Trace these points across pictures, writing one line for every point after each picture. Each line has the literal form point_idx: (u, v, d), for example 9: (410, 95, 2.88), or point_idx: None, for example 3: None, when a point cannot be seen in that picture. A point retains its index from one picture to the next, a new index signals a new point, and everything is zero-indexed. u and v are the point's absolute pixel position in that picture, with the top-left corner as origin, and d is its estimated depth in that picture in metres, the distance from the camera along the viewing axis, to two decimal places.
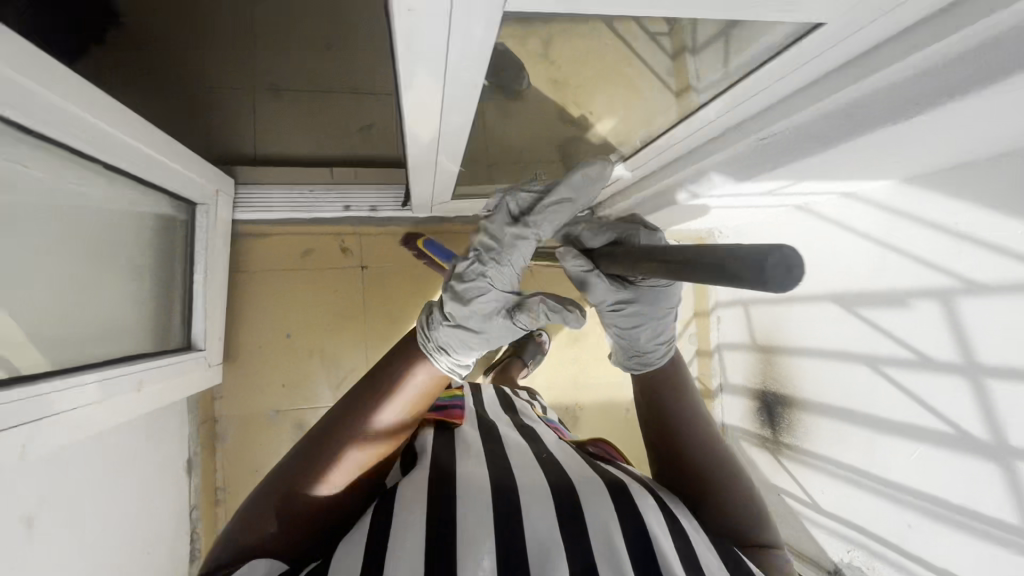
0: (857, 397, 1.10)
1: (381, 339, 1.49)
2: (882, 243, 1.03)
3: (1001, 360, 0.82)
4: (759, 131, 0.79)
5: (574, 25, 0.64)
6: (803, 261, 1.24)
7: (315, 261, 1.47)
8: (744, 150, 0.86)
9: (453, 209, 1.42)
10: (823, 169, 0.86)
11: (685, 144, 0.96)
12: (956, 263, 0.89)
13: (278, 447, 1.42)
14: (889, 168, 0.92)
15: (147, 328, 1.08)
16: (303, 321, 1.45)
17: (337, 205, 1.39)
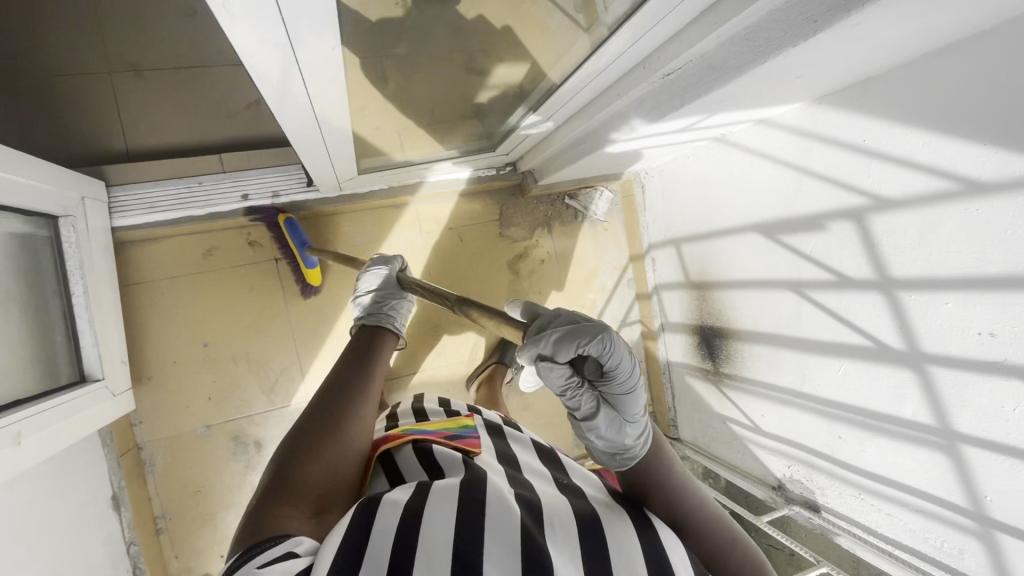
0: (785, 323, 1.13)
1: (311, 332, 1.39)
2: (796, 167, 1.02)
3: (909, 271, 0.84)
4: (663, 67, 0.74)
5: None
6: (725, 193, 1.23)
7: (218, 262, 1.32)
8: (651, 87, 0.81)
9: (364, 183, 1.31)
10: (732, 99, 0.82)
11: (590, 89, 0.90)
12: (865, 181, 0.89)
13: (217, 462, 1.34)
14: (798, 90, 0.90)
15: (29, 365, 0.96)
16: (219, 326, 1.33)
17: (231, 197, 1.25)
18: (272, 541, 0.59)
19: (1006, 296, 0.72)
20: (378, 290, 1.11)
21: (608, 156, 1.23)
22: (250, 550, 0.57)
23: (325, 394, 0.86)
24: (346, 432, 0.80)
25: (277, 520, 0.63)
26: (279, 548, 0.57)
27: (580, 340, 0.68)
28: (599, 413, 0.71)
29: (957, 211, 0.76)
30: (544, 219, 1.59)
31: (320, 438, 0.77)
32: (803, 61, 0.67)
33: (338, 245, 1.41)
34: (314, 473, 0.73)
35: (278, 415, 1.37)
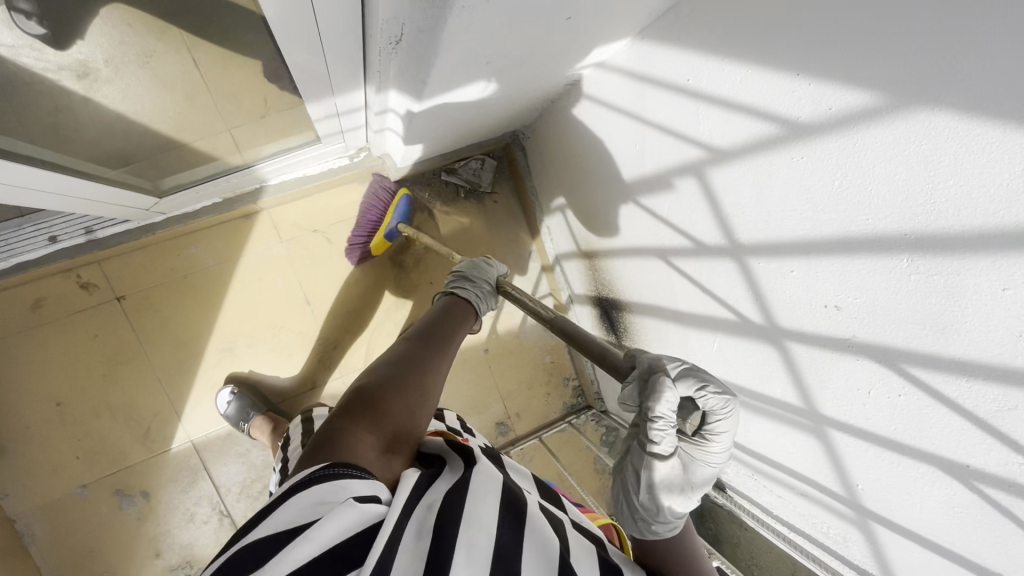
0: (662, 293, 0.99)
1: (176, 369, 1.29)
2: (637, 117, 0.86)
3: (752, 234, 0.70)
4: (381, 34, 0.58)
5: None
6: (590, 151, 1.07)
7: (54, 310, 1.21)
8: (395, 59, 0.65)
9: (187, 200, 1.19)
10: (502, 51, 0.65)
11: (347, 65, 0.73)
12: (698, 129, 0.73)
13: (102, 520, 1.25)
14: (601, 30, 0.73)
15: None
16: (72, 380, 1.23)
17: (37, 241, 1.12)
18: (353, 471, 0.48)
19: (845, 260, 0.58)
20: (470, 271, 0.90)
21: (448, 126, 1.06)
22: (332, 469, 0.47)
23: (416, 335, 0.69)
24: (432, 369, 0.64)
25: (347, 442, 0.51)
26: (365, 483, 0.47)
27: (705, 384, 0.63)
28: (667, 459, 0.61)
29: (784, 161, 0.61)
30: (424, 200, 1.43)
31: (392, 383, 0.60)
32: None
33: (186, 271, 1.28)
34: (396, 407, 0.58)
35: (162, 459, 1.29)
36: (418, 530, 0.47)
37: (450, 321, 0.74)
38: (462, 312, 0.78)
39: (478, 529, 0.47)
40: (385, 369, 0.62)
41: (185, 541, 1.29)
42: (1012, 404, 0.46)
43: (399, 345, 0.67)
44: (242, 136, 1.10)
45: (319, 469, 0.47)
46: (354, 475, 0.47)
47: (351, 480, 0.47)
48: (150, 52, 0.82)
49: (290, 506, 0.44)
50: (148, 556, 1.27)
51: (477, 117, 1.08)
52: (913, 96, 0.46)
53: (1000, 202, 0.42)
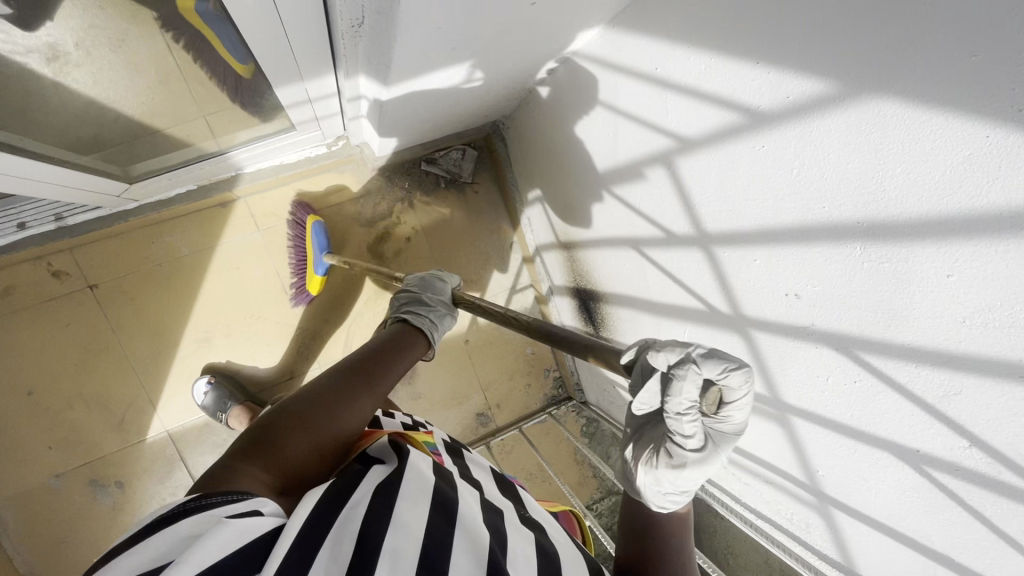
0: (636, 283, 1.00)
1: (151, 359, 1.28)
2: (609, 105, 0.86)
3: (719, 224, 0.71)
4: (342, 16, 0.58)
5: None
6: (566, 140, 1.07)
7: (25, 298, 1.19)
8: (359, 43, 0.64)
9: (161, 186, 1.18)
10: (469, 35, 0.65)
11: (314, 49, 0.72)
12: (666, 118, 0.73)
13: (76, 510, 1.24)
14: (570, 17, 0.73)
15: None
16: (43, 369, 1.21)
17: (5, 227, 1.10)
18: (229, 496, 0.45)
19: (803, 249, 0.59)
20: (427, 291, 0.92)
21: (424, 114, 1.06)
22: (203, 500, 0.44)
23: (341, 367, 0.67)
24: (343, 402, 0.61)
25: (233, 475, 0.49)
26: (245, 505, 0.45)
27: (728, 364, 0.51)
28: (694, 448, 0.56)
29: (746, 150, 0.62)
30: (404, 190, 1.42)
31: (298, 416, 0.57)
32: None
33: (161, 260, 1.26)
34: (295, 442, 0.55)
35: (136, 449, 1.28)
36: (328, 547, 0.44)
37: (387, 353, 0.71)
38: (414, 337, 0.78)
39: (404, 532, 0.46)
40: (297, 402, 0.59)
41: None
42: (957, 388, 0.47)
43: (321, 379, 0.64)
44: (214, 120, 1.08)
45: (186, 500, 0.43)
46: (230, 498, 0.45)
47: (231, 505, 0.44)
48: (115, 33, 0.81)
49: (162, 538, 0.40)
50: None
51: (453, 105, 1.08)
52: (863, 84, 0.46)
53: (944, 188, 0.42)
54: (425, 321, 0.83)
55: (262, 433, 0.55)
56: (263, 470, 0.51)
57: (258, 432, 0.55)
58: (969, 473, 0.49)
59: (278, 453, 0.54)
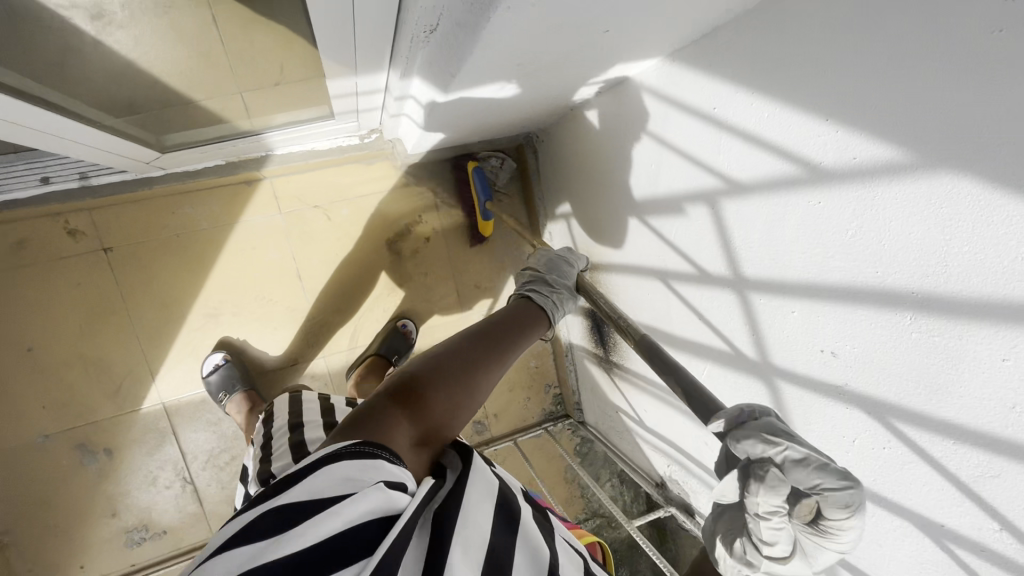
0: (657, 314, 1.00)
1: (156, 329, 1.26)
2: (656, 136, 0.86)
3: (759, 270, 0.70)
4: (416, 22, 0.57)
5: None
6: (604, 164, 1.07)
7: (37, 253, 1.17)
8: (425, 48, 0.64)
9: (190, 158, 1.17)
10: (535, 56, 0.65)
11: (375, 47, 0.72)
12: (715, 158, 0.73)
13: (61, 473, 1.23)
14: (632, 48, 0.73)
15: None
16: (47, 325, 1.19)
17: (28, 180, 1.08)
18: (382, 451, 0.49)
19: (848, 309, 0.58)
20: (553, 272, 0.92)
21: (465, 120, 1.05)
22: (359, 447, 0.48)
23: (475, 331, 0.67)
24: (491, 370, 0.63)
25: (387, 425, 0.53)
26: (394, 471, 0.48)
27: (791, 454, 0.49)
28: (785, 555, 0.49)
29: (801, 203, 0.61)
30: (430, 189, 1.42)
31: (443, 377, 0.59)
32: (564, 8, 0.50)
33: (179, 231, 1.25)
34: (442, 401, 0.58)
35: (129, 418, 1.26)
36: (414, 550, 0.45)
37: (516, 329, 0.71)
38: (533, 316, 0.77)
39: (473, 528, 0.47)
40: (447, 358, 0.62)
41: (142, 504, 1.29)
42: (996, 471, 0.47)
43: (462, 336, 0.66)
44: (251, 100, 1.06)
45: (358, 442, 0.49)
46: (377, 455, 0.48)
47: (379, 468, 0.47)
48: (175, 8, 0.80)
49: (315, 479, 0.44)
50: (104, 515, 1.27)
51: (495, 115, 1.07)
52: (940, 159, 0.46)
53: (1013, 275, 0.42)
54: (545, 301, 0.81)
55: (413, 385, 0.58)
56: (410, 426, 0.55)
57: (410, 379, 0.59)
58: (996, 557, 0.49)
59: (426, 410, 0.57)
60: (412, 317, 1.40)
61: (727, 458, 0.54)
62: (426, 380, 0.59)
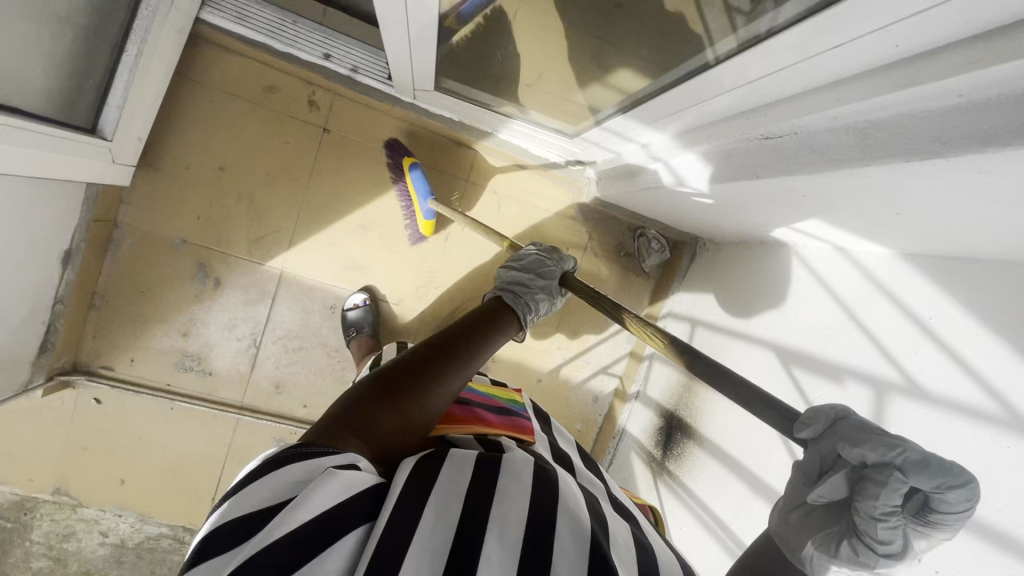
0: (750, 452, 1.05)
1: (318, 211, 1.37)
2: (850, 310, 0.93)
3: None
4: (767, 128, 0.67)
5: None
6: (770, 300, 1.14)
7: (275, 103, 1.31)
8: (744, 145, 0.74)
9: (439, 103, 1.28)
10: (824, 200, 0.73)
11: (689, 117, 0.83)
12: (910, 359, 0.79)
13: (174, 275, 1.33)
14: (892, 235, 0.80)
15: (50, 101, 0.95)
16: (243, 159, 1.32)
17: (315, 49, 1.22)
18: (318, 455, 0.50)
19: (988, 550, 0.63)
20: (523, 270, 0.92)
21: (677, 201, 1.16)
22: (305, 448, 0.50)
23: (423, 347, 0.67)
24: (451, 369, 0.66)
25: (339, 439, 0.53)
26: (345, 458, 0.50)
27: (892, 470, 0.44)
28: (896, 555, 0.45)
29: (983, 438, 0.67)
30: (589, 232, 1.52)
31: (382, 397, 0.59)
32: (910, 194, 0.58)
33: (385, 148, 1.38)
34: (394, 415, 0.58)
35: (251, 268, 1.36)
36: (428, 513, 0.50)
37: (479, 342, 0.71)
38: (501, 315, 0.80)
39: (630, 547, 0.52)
40: (381, 377, 0.61)
41: (210, 341, 1.37)
42: None
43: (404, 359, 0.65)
44: (503, 86, 1.17)
45: (291, 445, 0.51)
46: (327, 453, 0.50)
47: (334, 457, 0.50)
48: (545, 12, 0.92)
49: (270, 477, 0.48)
50: (175, 330, 1.35)
51: (701, 211, 1.17)
52: None
53: None
54: (522, 300, 0.86)
55: (360, 399, 0.58)
56: (365, 441, 0.55)
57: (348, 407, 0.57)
58: None
59: (376, 424, 0.57)
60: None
61: (822, 457, 0.49)
62: (362, 401, 0.58)
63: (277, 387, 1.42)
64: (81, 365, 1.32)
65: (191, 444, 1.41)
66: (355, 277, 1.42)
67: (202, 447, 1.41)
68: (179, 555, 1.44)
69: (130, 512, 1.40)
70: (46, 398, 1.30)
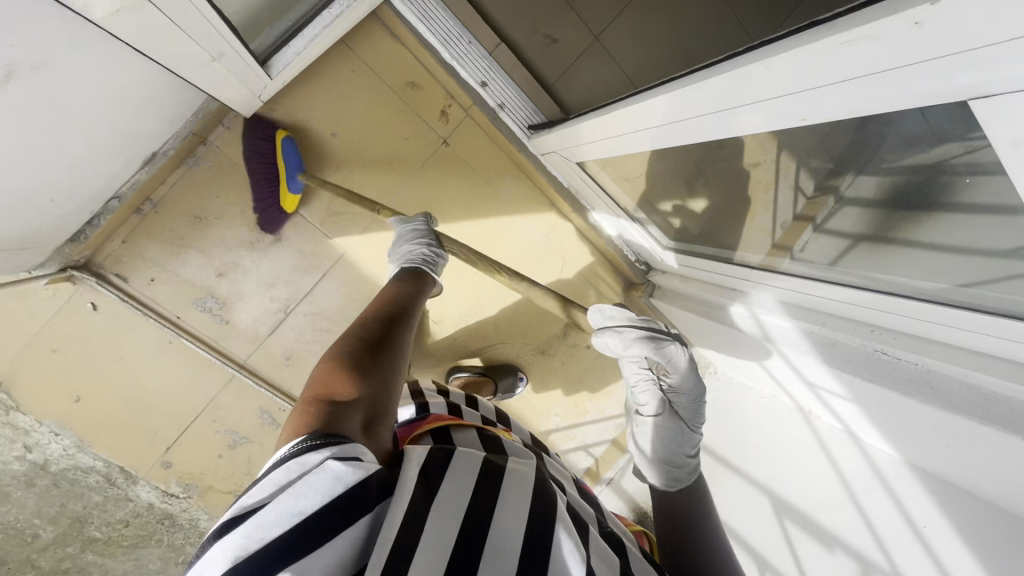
0: None
1: (405, 211, 1.36)
2: (850, 492, 1.10)
3: None
4: (891, 347, 0.83)
5: (866, 152, 0.66)
6: (773, 451, 1.30)
7: (412, 100, 1.33)
8: (856, 347, 0.89)
9: (562, 168, 1.37)
10: (893, 411, 0.89)
11: (806, 297, 0.98)
12: (901, 554, 0.97)
13: (237, 214, 1.26)
14: (915, 450, 0.98)
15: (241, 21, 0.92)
16: (358, 136, 1.31)
17: (476, 74, 1.28)
18: (329, 439, 0.53)
19: None
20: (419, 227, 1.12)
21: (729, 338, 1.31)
22: (313, 441, 0.53)
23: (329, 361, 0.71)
24: (388, 351, 0.76)
25: (334, 423, 0.58)
26: (348, 445, 0.53)
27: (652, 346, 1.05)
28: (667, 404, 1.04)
29: None
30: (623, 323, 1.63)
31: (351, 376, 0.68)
32: (985, 446, 0.75)
33: (488, 180, 1.43)
34: (364, 396, 0.66)
35: (317, 237, 1.32)
36: (444, 505, 0.52)
37: (352, 338, 0.76)
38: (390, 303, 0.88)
39: None
40: (336, 368, 0.69)
41: (242, 291, 1.30)
42: None
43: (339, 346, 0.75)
44: (623, 184, 1.30)
45: (307, 439, 0.53)
46: (335, 441, 0.53)
47: (335, 447, 0.52)
48: (700, 170, 1.03)
49: (281, 471, 0.50)
50: (211, 267, 1.27)
51: (744, 355, 1.33)
52: None
53: None
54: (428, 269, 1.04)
55: (337, 389, 0.65)
56: (352, 424, 0.60)
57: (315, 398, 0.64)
58: None
59: (355, 407, 0.63)
60: (527, 375, 1.55)
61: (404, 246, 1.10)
62: (337, 392, 0.65)
63: (287, 359, 1.35)
64: (94, 265, 1.20)
65: (171, 385, 1.29)
66: None
67: (180, 393, 1.30)
68: (100, 497, 1.29)
69: (68, 434, 1.24)
70: (41, 285, 1.16)
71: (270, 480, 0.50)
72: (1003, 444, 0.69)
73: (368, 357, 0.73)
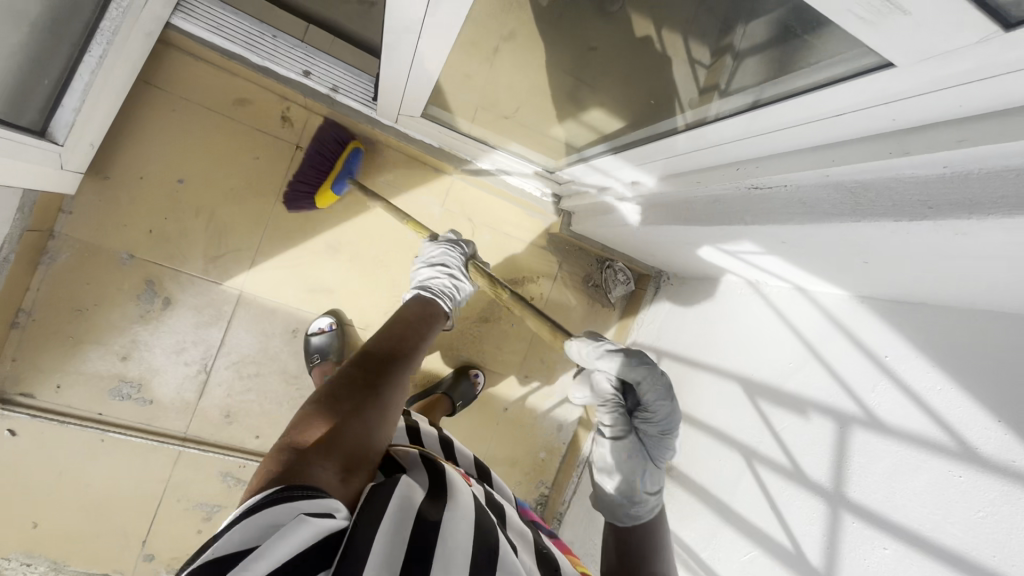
0: (720, 481, 1.09)
1: (286, 231, 1.31)
2: (811, 347, 1.00)
3: (865, 498, 0.81)
4: (755, 177, 0.73)
5: None
6: (733, 334, 1.21)
7: (247, 116, 1.27)
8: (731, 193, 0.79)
9: (421, 129, 1.28)
10: (795, 245, 0.79)
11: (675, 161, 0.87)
12: (869, 394, 0.87)
13: (117, 291, 1.21)
14: (849, 279, 0.89)
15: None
16: (206, 171, 1.25)
17: (293, 66, 1.20)
18: (305, 491, 0.50)
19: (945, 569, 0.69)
20: None
21: (647, 237, 1.21)
22: (288, 491, 0.50)
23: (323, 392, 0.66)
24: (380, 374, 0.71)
25: (310, 470, 0.54)
26: (321, 503, 0.50)
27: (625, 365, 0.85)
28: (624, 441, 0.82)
29: (937, 467, 0.74)
30: (558, 263, 1.54)
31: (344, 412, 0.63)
32: (877, 245, 0.65)
33: (360, 168, 1.36)
34: (352, 433, 0.61)
35: (206, 286, 1.27)
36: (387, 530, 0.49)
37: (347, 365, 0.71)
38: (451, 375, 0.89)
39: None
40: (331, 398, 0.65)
41: (152, 365, 1.25)
42: None
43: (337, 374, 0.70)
44: (479, 117, 1.19)
45: (282, 490, 0.50)
46: (306, 495, 0.50)
47: (313, 502, 0.50)
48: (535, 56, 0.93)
49: (255, 519, 0.47)
50: (113, 353, 1.22)
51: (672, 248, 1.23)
52: None
53: None
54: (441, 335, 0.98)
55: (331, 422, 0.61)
56: (333, 471, 0.56)
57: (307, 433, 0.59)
58: None
59: (344, 448, 0.59)
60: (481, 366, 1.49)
61: None
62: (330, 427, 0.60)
63: (226, 416, 1.31)
64: None
65: (121, 481, 1.25)
66: (320, 301, 1.35)
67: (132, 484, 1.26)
68: None
69: (40, 561, 1.22)
70: None
71: (234, 539, 0.45)
72: (881, 233, 0.59)
73: (370, 386, 0.68)
